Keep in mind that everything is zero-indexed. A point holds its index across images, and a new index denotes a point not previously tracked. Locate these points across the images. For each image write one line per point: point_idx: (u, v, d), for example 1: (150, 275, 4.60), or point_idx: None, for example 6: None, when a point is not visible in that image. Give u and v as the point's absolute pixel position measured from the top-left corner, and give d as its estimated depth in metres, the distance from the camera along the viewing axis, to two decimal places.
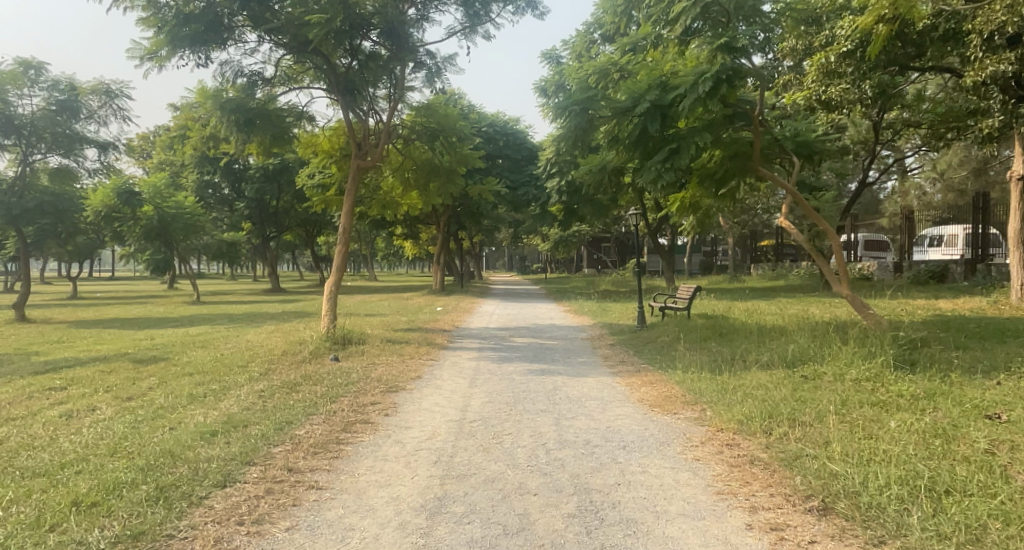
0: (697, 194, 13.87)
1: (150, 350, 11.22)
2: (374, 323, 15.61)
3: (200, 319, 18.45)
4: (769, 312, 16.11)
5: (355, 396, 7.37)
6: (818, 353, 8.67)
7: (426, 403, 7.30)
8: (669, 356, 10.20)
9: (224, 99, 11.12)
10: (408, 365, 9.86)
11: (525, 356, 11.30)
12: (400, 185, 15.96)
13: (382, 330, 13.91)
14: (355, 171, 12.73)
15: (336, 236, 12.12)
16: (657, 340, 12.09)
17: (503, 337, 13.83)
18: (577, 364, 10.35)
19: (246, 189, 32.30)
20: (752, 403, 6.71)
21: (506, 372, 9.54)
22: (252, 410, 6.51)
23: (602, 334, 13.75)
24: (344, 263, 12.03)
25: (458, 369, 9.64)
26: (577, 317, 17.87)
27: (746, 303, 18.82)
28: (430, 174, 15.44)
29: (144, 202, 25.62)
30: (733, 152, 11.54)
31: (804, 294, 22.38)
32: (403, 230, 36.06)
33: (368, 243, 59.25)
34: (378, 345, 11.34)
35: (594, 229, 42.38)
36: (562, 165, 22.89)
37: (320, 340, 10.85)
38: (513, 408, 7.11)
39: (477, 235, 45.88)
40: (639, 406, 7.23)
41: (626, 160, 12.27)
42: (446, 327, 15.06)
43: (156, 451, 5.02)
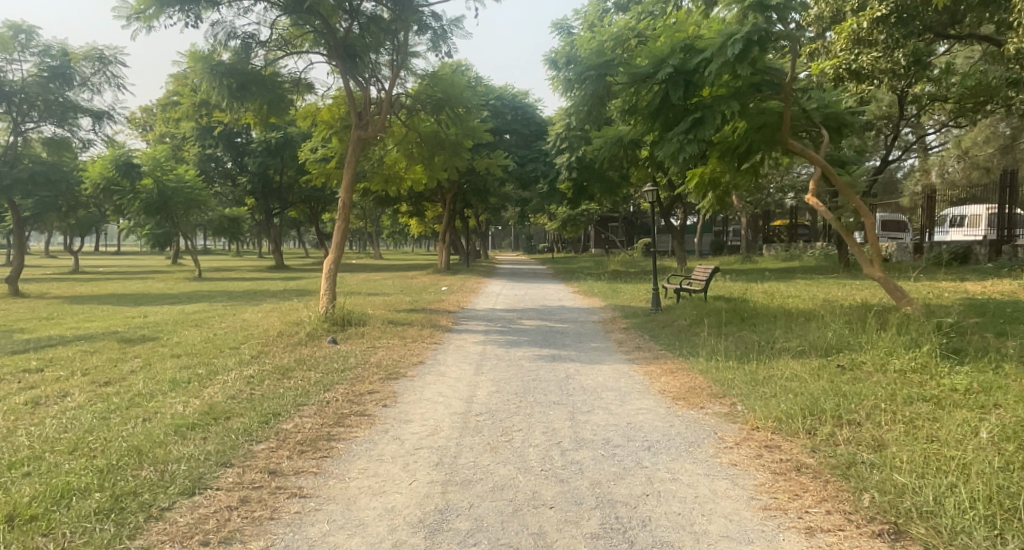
0: (718, 169, 13.17)
1: (140, 329, 10.65)
2: (376, 302, 14.99)
3: (198, 296, 17.90)
4: (790, 295, 15.44)
5: (351, 384, 6.77)
6: (854, 341, 8.04)
7: (427, 393, 6.70)
8: (688, 342, 9.57)
9: (215, 63, 10.51)
10: (410, 348, 9.27)
11: (534, 340, 10.68)
12: (404, 159, 15.27)
13: (384, 310, 13.30)
14: (357, 142, 12.03)
15: (336, 212, 11.47)
16: (673, 325, 11.45)
17: (511, 319, 13.20)
18: (590, 349, 9.73)
19: (249, 163, 31.65)
20: (789, 398, 6.11)
21: (514, 357, 8.94)
22: (237, 399, 5.92)
23: (615, 317, 13.10)
24: (343, 240, 11.40)
25: (463, 354, 9.03)
26: (588, 298, 17.23)
27: (762, 286, 18.16)
28: (435, 147, 14.75)
29: (143, 175, 25.01)
30: (760, 123, 11.12)
31: (822, 276, 21.68)
32: (408, 207, 35.37)
33: (372, 220, 58.58)
34: (378, 327, 10.74)
35: (603, 208, 41.62)
36: (572, 139, 22.07)
37: (317, 321, 10.26)
38: (523, 400, 6.50)
39: (484, 213, 45.15)
40: (661, 398, 6.62)
41: (644, 132, 11.60)
42: (451, 307, 14.44)
43: (121, 449, 4.43)
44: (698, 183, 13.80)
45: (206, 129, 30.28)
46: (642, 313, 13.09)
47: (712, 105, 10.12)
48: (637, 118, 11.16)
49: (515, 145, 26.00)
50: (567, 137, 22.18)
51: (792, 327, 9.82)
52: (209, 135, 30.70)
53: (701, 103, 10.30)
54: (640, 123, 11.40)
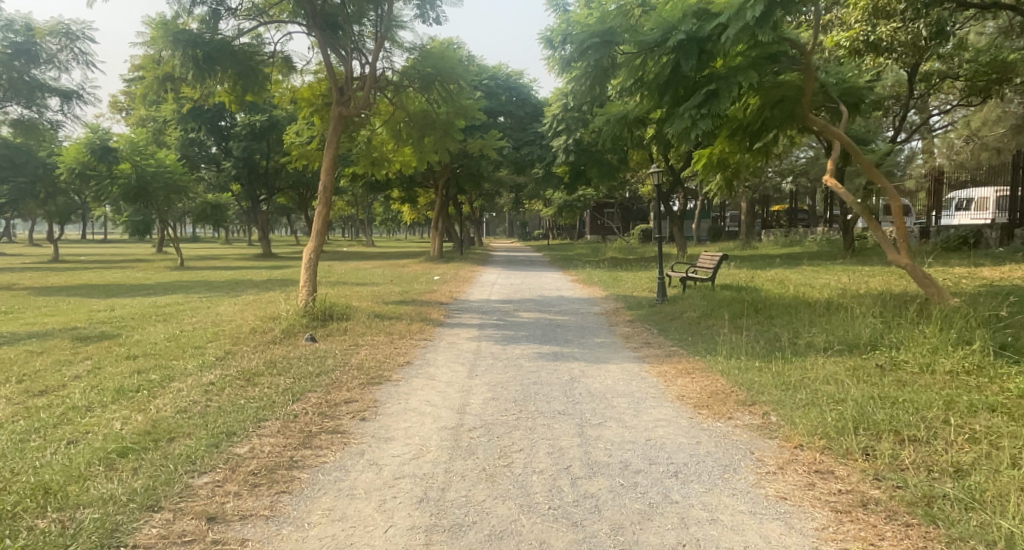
0: (728, 149, 12.31)
1: (102, 324, 9.71)
2: (364, 293, 14.10)
3: (177, 287, 16.96)
4: (800, 283, 14.64)
5: (325, 392, 5.90)
6: (892, 338, 7.20)
7: (412, 402, 5.84)
8: (701, 338, 8.74)
9: (178, 31, 9.53)
10: (396, 347, 8.39)
11: (532, 335, 9.83)
12: (392, 141, 14.33)
13: (371, 302, 12.43)
14: (339, 119, 11.04)
15: (316, 198, 10.54)
16: (682, 317, 10.60)
17: (507, 311, 12.35)
18: (595, 346, 8.89)
19: (234, 147, 30.56)
20: (831, 406, 5.29)
21: (511, 356, 8.08)
22: (189, 413, 5.03)
23: (618, 309, 12.27)
24: (324, 228, 10.48)
25: (455, 354, 8.17)
26: (587, 288, 16.40)
27: (769, 273, 17.33)
28: (425, 127, 13.78)
29: (121, 159, 23.98)
30: (777, 97, 10.43)
31: (830, 262, 20.88)
32: (400, 192, 34.36)
33: (364, 206, 57.44)
34: (364, 323, 9.86)
35: (600, 193, 40.68)
36: (569, 120, 21.77)
37: (295, 316, 9.37)
38: (523, 411, 5.65)
39: (477, 199, 44.21)
40: (681, 406, 5.77)
41: (651, 107, 10.72)
42: (443, 298, 13.58)
43: (24, 487, 3.55)
44: (705, 165, 12.94)
45: (189, 112, 29.18)
46: (647, 304, 12.25)
47: (727, 76, 9.24)
48: (644, 92, 10.26)
49: (510, 127, 24.99)
50: (564, 118, 21.81)
51: (814, 320, 8.99)
52: (193, 118, 29.62)
53: (715, 74, 9.42)
54: (647, 99, 10.50)
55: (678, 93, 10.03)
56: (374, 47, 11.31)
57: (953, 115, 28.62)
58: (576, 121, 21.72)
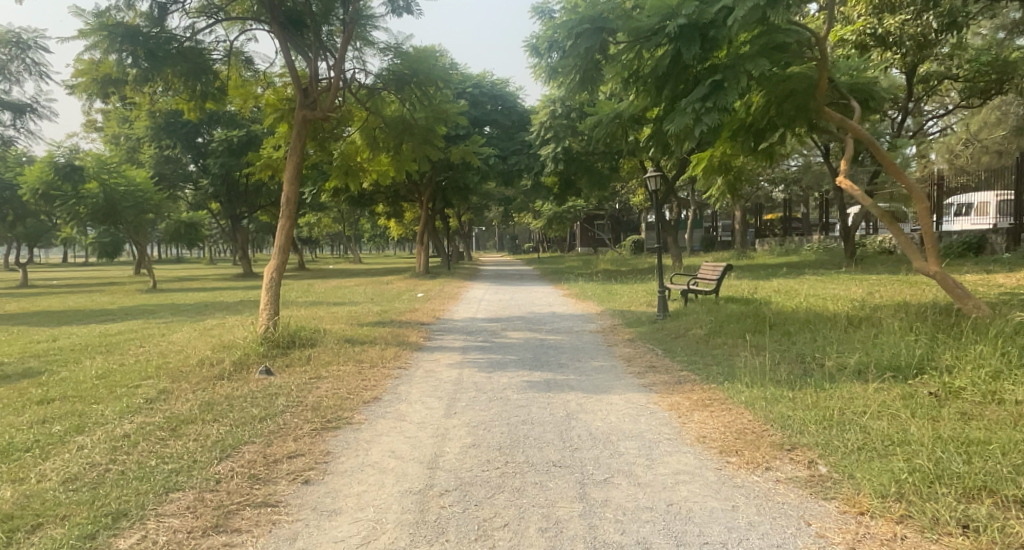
0: (731, 150, 11.36)
1: (31, 358, 8.52)
2: (339, 314, 13.04)
3: (140, 311, 15.81)
4: (809, 294, 13.68)
5: (265, 443, 4.77)
6: (939, 360, 6.20)
7: (372, 454, 4.72)
8: (713, 360, 7.71)
9: (112, 25, 8.51)
10: (364, 378, 7.25)
11: (522, 359, 8.73)
12: (368, 150, 13.28)
13: (344, 325, 11.34)
14: (302, 124, 9.86)
15: (277, 213, 9.50)
16: (686, 336, 9.57)
17: (494, 331, 11.27)
18: (591, 371, 7.78)
19: (211, 164, 29.48)
20: (895, 453, 4.27)
21: (497, 388, 6.95)
22: (78, 483, 3.90)
23: (615, 326, 11.20)
24: (287, 245, 9.42)
25: (432, 385, 7.05)
26: (581, 303, 15.35)
27: (774, 284, 16.34)
28: (403, 134, 12.76)
29: (89, 178, 22.92)
30: (787, 91, 9.49)
31: (834, 270, 19.95)
32: (385, 207, 33.27)
33: (350, 222, 56.29)
34: (332, 349, 8.74)
35: (590, 204, 39.73)
36: (557, 128, 21.09)
37: (252, 344, 8.22)
38: (511, 463, 4.55)
39: (465, 213, 43.21)
40: (704, 453, 4.73)
41: (647, 104, 9.75)
42: (425, 318, 12.51)
43: None
44: (706, 169, 11.99)
45: (161, 127, 28.20)
46: (647, 321, 11.21)
47: (734, 64, 8.22)
48: (640, 86, 9.26)
49: (496, 137, 23.95)
50: (553, 125, 21.14)
51: (839, 336, 8.01)
52: (166, 134, 28.65)
53: (720, 63, 8.41)
54: (643, 94, 9.51)
55: (678, 87, 9.06)
56: (340, 46, 10.13)
57: (947, 119, 28.11)
58: (567, 128, 21.10)
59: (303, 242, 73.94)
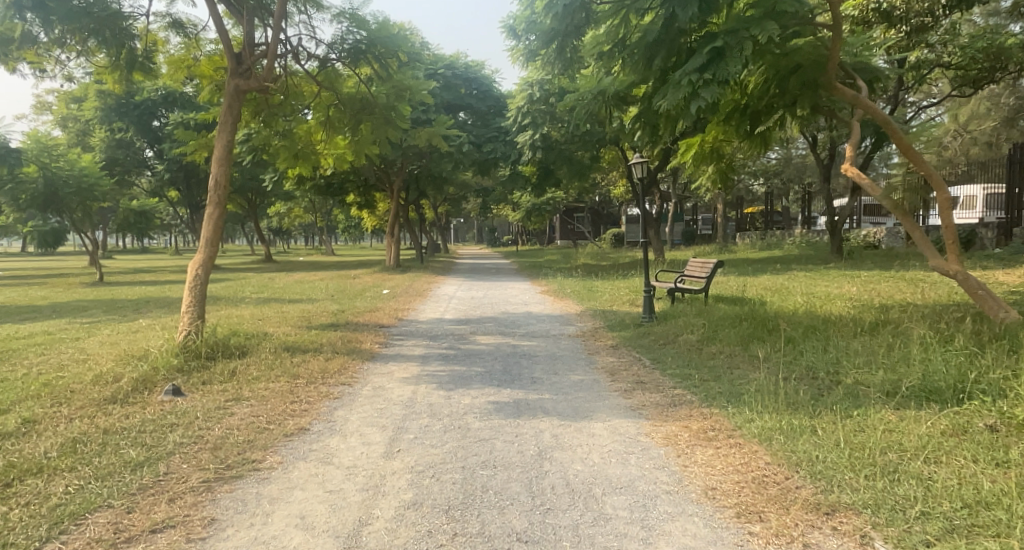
0: (724, 133, 10.24)
1: None
2: (288, 315, 11.72)
3: (72, 308, 14.39)
4: (802, 292, 12.69)
5: (124, 507, 3.50)
6: (989, 382, 5.12)
7: (272, 525, 3.47)
8: (711, 376, 6.59)
9: None
10: (294, 399, 5.97)
11: (490, 370, 7.52)
12: (323, 131, 11.96)
13: (290, 328, 10.05)
14: (235, 96, 8.46)
15: (206, 200, 8.21)
16: (676, 343, 8.42)
17: (460, 336, 10.04)
18: (569, 389, 6.59)
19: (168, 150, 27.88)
20: (985, 533, 3.15)
21: (457, 413, 5.73)
22: None
23: (596, 330, 10.04)
24: (216, 238, 8.15)
25: (378, 409, 5.83)
26: (558, 301, 14.19)
27: (763, 282, 15.35)
28: (360, 112, 11.42)
29: (27, 162, 21.80)
30: (792, 65, 8.37)
31: (822, 266, 19.03)
32: (355, 196, 31.85)
33: (322, 212, 54.69)
34: (268, 360, 7.43)
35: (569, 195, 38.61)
36: (535, 113, 19.86)
37: (166, 355, 6.91)
38: (459, 538, 3.34)
39: (440, 204, 41.92)
40: (719, 518, 3.57)
41: (633, 78, 8.55)
42: (386, 319, 11.27)
43: None
44: (697, 156, 10.86)
45: (111, 108, 26.81)
46: (631, 324, 10.05)
47: (737, 30, 7.04)
48: (627, 58, 8.11)
49: (471, 123, 22.60)
50: (530, 110, 19.93)
51: (851, 345, 6.95)
52: (118, 115, 27.29)
53: (719, 29, 7.26)
54: (629, 68, 8.37)
55: (671, 58, 7.87)
56: (281, 7, 8.71)
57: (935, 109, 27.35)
58: (545, 114, 19.90)
59: (275, 233, 71.99)
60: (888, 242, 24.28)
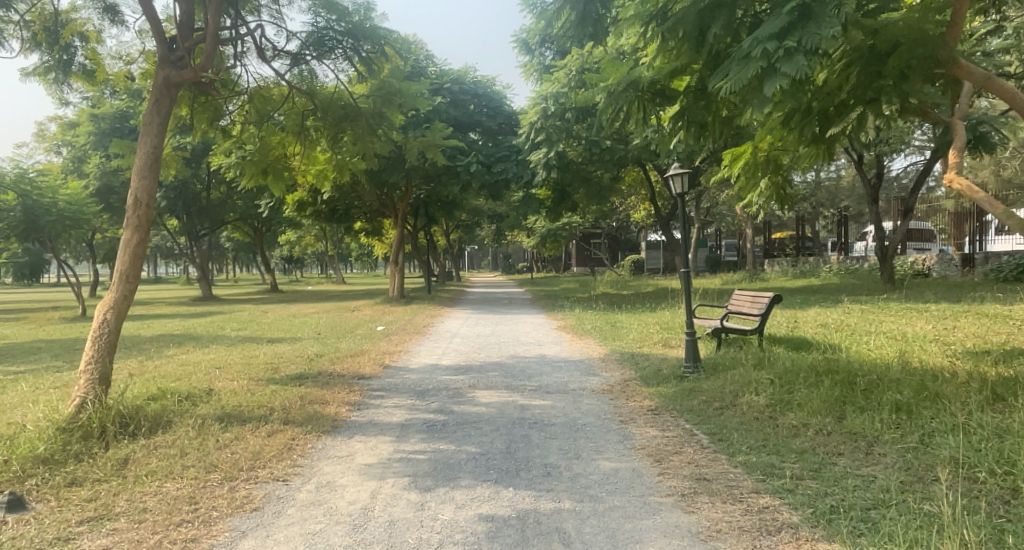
0: (785, 139, 8.26)
1: None
2: (256, 362, 9.79)
3: (25, 350, 12.68)
4: (872, 332, 10.52)
5: None
6: None
7: None
8: (810, 476, 4.46)
9: None
10: (186, 517, 3.98)
11: (488, 451, 5.50)
12: (299, 144, 10.14)
13: (244, 381, 8.10)
14: (164, 88, 6.61)
15: (122, 224, 6.35)
16: (737, 409, 6.26)
17: (456, 390, 8.03)
18: (601, 489, 4.52)
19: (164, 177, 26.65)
20: None
21: (428, 543, 3.70)
22: None
23: (627, 383, 7.98)
24: (135, 271, 6.28)
25: (311, 534, 3.83)
26: (579, 340, 12.20)
27: (816, 316, 13.18)
28: (341, 120, 9.62)
29: (6, 189, 20.62)
30: (890, 42, 6.41)
31: (876, 297, 16.82)
32: (361, 223, 30.21)
33: (333, 240, 53.34)
34: (187, 438, 5.48)
35: (586, 220, 36.68)
36: (549, 130, 18.10)
37: (35, 441, 4.98)
38: None
39: (452, 231, 40.24)
40: None
41: (675, 61, 6.63)
42: (370, 366, 9.34)
43: None
44: (747, 168, 8.87)
45: (106, 133, 25.55)
46: (671, 377, 7.96)
47: None
48: (667, 37, 6.21)
49: (481, 143, 20.80)
50: (544, 126, 18.10)
51: (1003, 421, 4.85)
52: (113, 140, 25.80)
53: None
54: (671, 50, 6.45)
55: (729, 32, 5.94)
56: None
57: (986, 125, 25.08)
58: (560, 130, 18.11)
59: (287, 261, 70.92)
60: (939, 270, 22.11)
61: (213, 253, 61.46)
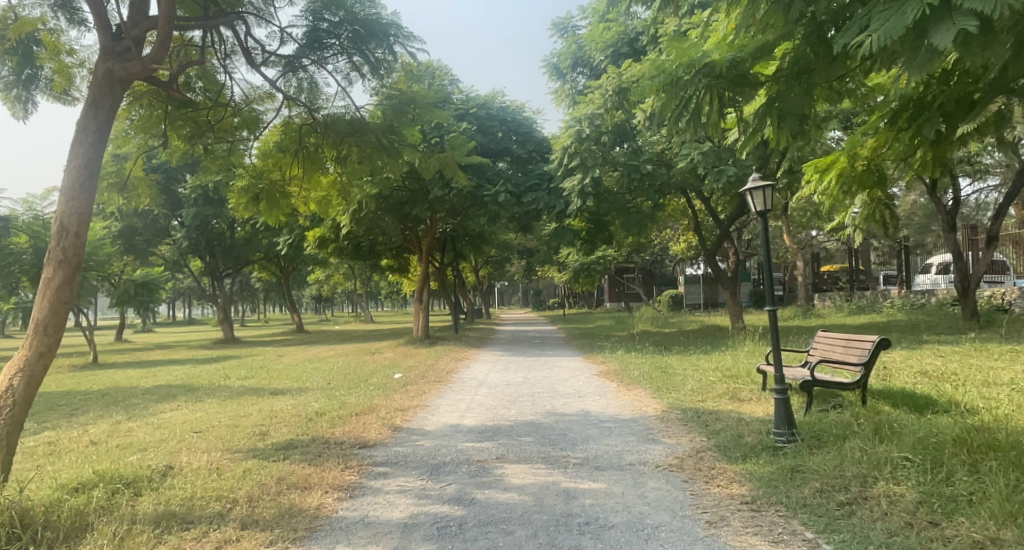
0: (893, 144, 6.54)
1: None
2: (243, 424, 8.16)
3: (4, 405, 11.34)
4: (995, 383, 8.52)
5: None
6: None
7: None
8: None
9: None
10: None
11: None
12: (301, 168, 8.58)
13: (218, 455, 6.49)
14: (110, 88, 5.18)
15: (44, 258, 4.84)
16: (875, 507, 4.46)
17: (481, 465, 6.30)
18: None
19: (186, 217, 25.83)
20: None
21: None
22: None
23: (702, 458, 6.14)
24: (59, 320, 4.77)
25: None
26: (627, 390, 10.36)
27: (907, 362, 11.15)
28: (344, 137, 8.20)
29: (17, 232, 19.77)
30: None
31: (965, 337, 14.67)
32: (387, 260, 28.93)
33: (361, 279, 52.41)
34: None
35: (621, 253, 34.93)
36: (584, 154, 16.63)
37: None
38: None
39: (482, 267, 38.77)
40: None
41: (764, 33, 4.99)
42: (378, 429, 7.67)
43: None
44: (838, 181, 7.16)
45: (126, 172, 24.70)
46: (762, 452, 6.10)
47: None
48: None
49: (511, 172, 19.39)
50: (578, 151, 16.63)
51: None
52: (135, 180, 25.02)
53: None
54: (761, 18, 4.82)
55: None
56: None
57: None
58: (596, 154, 16.67)
59: (317, 300, 70.26)
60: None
61: (243, 293, 61.00)
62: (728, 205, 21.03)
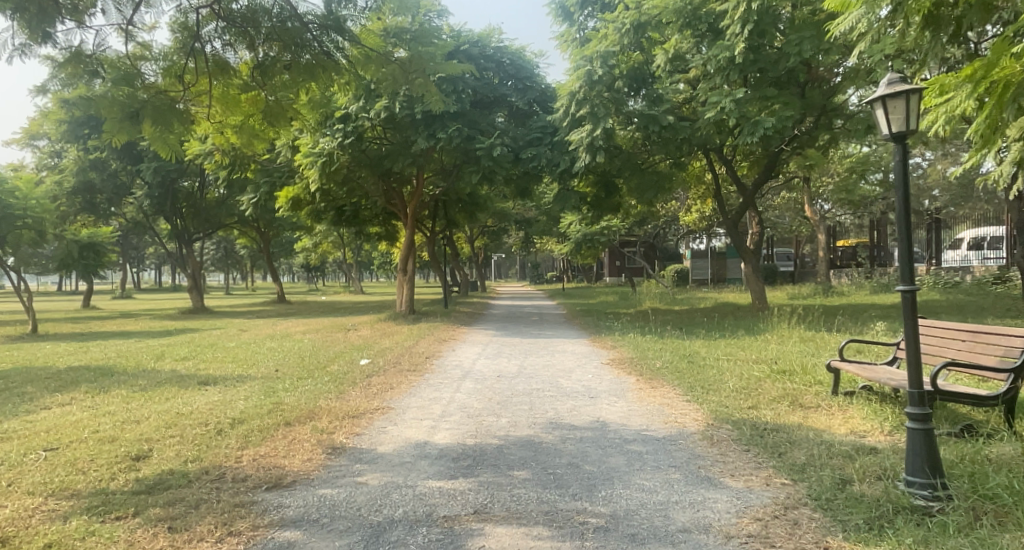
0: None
1: None
2: (124, 437, 5.75)
3: None
4: None
5: None
6: None
7: None
8: None
9: None
10: None
11: None
12: (211, 81, 5.98)
13: (31, 505, 4.06)
14: None
15: None
16: None
17: (449, 527, 3.98)
18: None
19: (147, 172, 23.13)
20: None
21: None
22: None
23: (810, 534, 3.78)
24: None
25: None
26: (650, 389, 8.04)
27: None
28: (275, 36, 5.63)
29: None
30: None
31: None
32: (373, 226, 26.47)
33: (351, 248, 49.91)
34: None
35: (626, 224, 32.45)
36: (594, 101, 14.17)
37: None
38: None
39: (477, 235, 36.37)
40: None
41: None
42: (308, 452, 5.33)
43: None
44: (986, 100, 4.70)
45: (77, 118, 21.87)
46: (903, 525, 3.73)
47: None
48: None
49: (509, 125, 16.87)
50: (587, 97, 14.23)
51: None
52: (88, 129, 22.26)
53: None
54: None
55: None
56: None
57: None
58: (608, 102, 14.25)
59: (306, 271, 67.75)
60: None
61: (226, 260, 58.34)
62: (752, 169, 18.65)
